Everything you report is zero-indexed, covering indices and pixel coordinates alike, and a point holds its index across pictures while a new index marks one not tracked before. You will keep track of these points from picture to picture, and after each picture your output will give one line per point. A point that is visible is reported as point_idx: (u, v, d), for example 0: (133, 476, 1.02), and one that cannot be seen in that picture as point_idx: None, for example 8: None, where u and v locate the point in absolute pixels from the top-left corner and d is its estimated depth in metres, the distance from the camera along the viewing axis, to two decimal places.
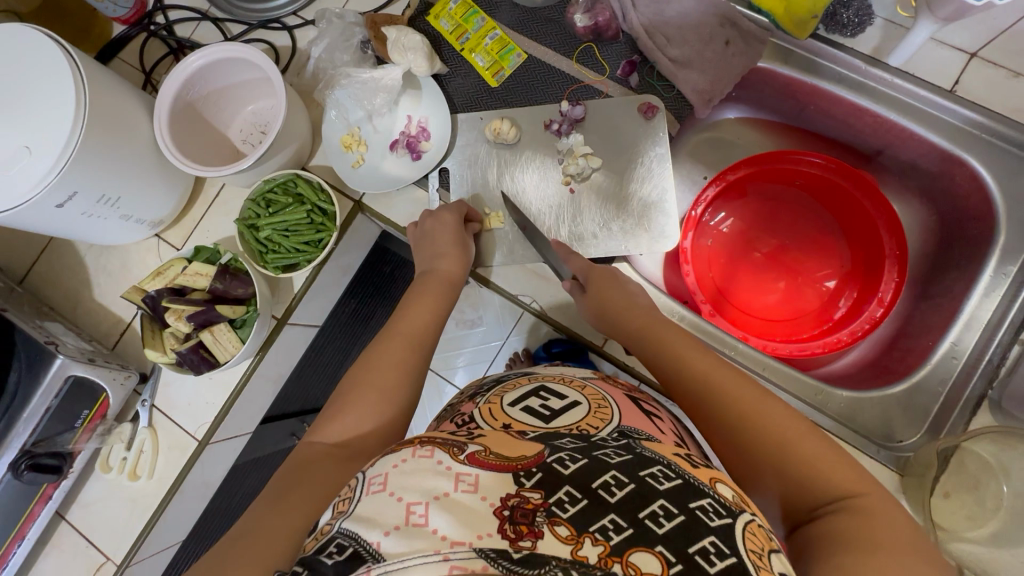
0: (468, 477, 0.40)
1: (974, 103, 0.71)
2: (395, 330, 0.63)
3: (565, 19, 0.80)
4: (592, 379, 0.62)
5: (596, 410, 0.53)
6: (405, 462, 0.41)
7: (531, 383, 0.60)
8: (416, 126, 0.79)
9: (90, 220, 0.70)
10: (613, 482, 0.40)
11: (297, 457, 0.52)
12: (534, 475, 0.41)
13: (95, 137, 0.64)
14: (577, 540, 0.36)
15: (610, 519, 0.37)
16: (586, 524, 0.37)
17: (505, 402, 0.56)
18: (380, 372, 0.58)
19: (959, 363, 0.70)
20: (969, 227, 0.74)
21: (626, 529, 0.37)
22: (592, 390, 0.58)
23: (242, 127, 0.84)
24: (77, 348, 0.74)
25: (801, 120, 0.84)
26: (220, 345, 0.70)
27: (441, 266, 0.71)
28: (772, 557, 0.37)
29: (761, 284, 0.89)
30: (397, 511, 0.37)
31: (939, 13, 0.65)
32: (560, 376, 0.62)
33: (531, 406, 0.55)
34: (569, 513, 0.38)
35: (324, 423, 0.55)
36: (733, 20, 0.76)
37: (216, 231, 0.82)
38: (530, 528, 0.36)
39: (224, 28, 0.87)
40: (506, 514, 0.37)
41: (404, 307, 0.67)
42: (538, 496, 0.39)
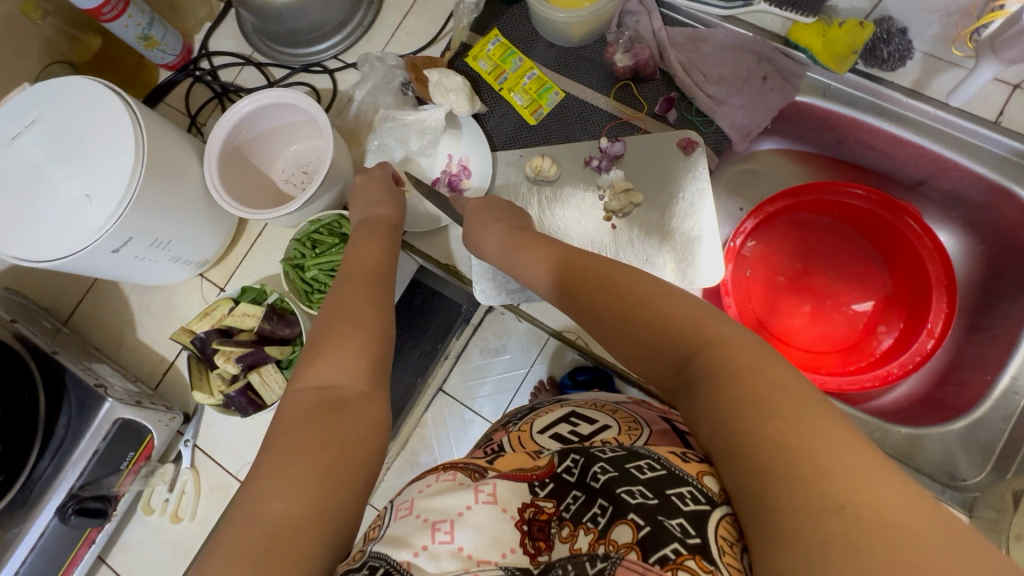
0: (486, 487, 0.42)
1: (1021, 134, 0.70)
2: (353, 273, 0.59)
3: (603, 58, 0.81)
4: (625, 403, 0.59)
5: (627, 430, 0.52)
6: (429, 486, 0.43)
7: (562, 409, 0.59)
8: (457, 164, 0.80)
9: (142, 264, 0.71)
10: (599, 471, 0.41)
11: (288, 415, 0.45)
12: (547, 484, 0.42)
13: (151, 184, 0.65)
14: (573, 534, 0.38)
15: (598, 504, 0.39)
16: (581, 514, 0.39)
17: (536, 431, 0.56)
18: (352, 313, 0.53)
19: (1021, 399, 0.68)
20: (1021, 257, 0.72)
21: (609, 509, 0.39)
22: (624, 413, 0.56)
23: (284, 166, 0.86)
24: (124, 390, 0.74)
25: (840, 151, 0.84)
26: (268, 387, 0.70)
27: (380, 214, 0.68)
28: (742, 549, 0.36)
29: (799, 314, 0.88)
30: (423, 530, 0.39)
31: (1001, 56, 0.63)
32: (592, 400, 0.60)
33: (561, 433, 0.54)
34: (571, 511, 0.40)
35: (302, 372, 0.49)
36: (771, 57, 0.77)
37: (259, 270, 0.83)
38: (546, 541, 0.39)
39: (267, 72, 0.90)
40: (525, 528, 0.40)
41: (350, 250, 0.63)
42: (550, 505, 0.41)
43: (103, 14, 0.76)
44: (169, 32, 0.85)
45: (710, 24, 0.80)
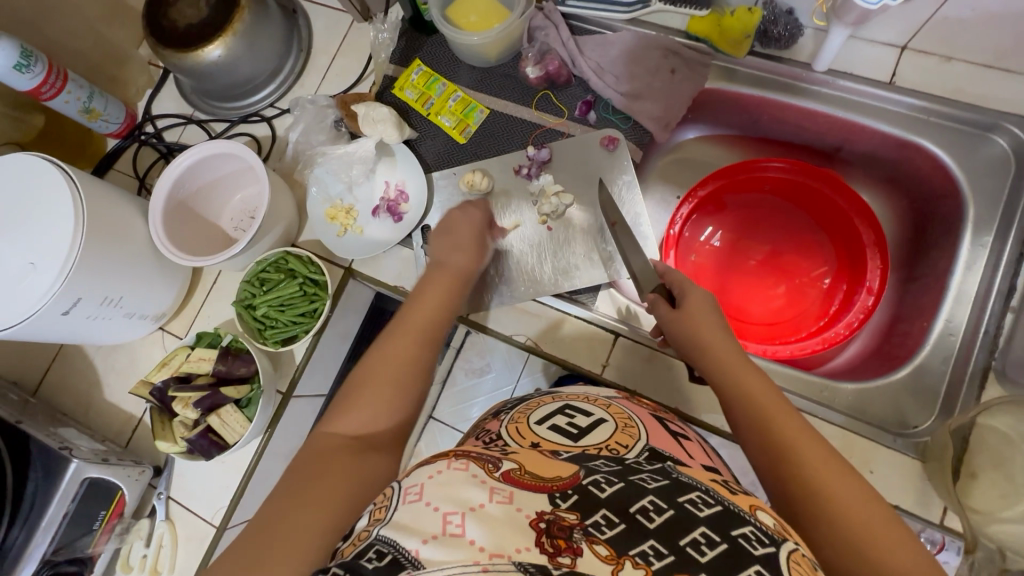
0: (503, 491, 0.41)
1: (916, 91, 0.74)
2: (409, 322, 0.62)
3: (519, 73, 0.86)
4: (617, 400, 0.65)
5: (624, 429, 0.56)
6: (440, 473, 0.43)
7: (557, 401, 0.63)
8: (394, 190, 0.83)
9: (96, 322, 0.73)
10: (651, 508, 0.40)
11: (312, 450, 0.51)
12: (569, 497, 0.42)
13: (93, 244, 0.68)
14: (618, 561, 0.36)
15: (650, 544, 0.37)
16: (627, 546, 0.37)
17: (532, 420, 0.58)
18: (394, 365, 0.57)
19: (956, 339, 0.69)
20: (940, 207, 0.76)
21: (667, 555, 0.36)
22: (617, 409, 0.61)
23: (232, 214, 0.89)
24: (91, 450, 0.75)
25: (758, 130, 0.87)
26: (228, 426, 0.71)
27: (456, 260, 0.71)
28: None
29: (764, 292, 0.90)
30: (435, 521, 0.38)
31: (846, 20, 0.66)
32: (584, 394, 0.65)
33: (559, 425, 0.57)
34: (608, 534, 0.38)
35: (339, 416, 0.54)
36: (676, 50, 0.81)
37: (216, 316, 0.85)
38: (568, 544, 0.36)
39: (208, 128, 0.94)
40: (542, 527, 0.38)
41: (415, 294, 0.66)
42: (573, 517, 0.39)
43: (43, 93, 0.80)
44: (110, 102, 0.90)
45: (616, 29, 0.84)
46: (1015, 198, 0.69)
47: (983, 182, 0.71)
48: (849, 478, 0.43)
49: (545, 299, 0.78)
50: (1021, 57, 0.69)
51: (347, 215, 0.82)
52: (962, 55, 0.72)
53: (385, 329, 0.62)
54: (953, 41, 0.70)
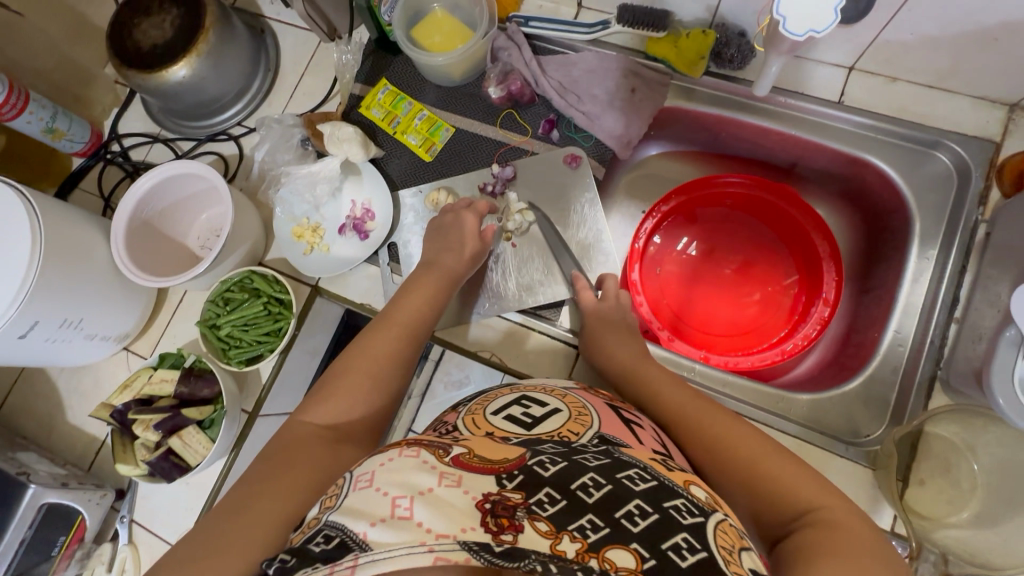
0: (451, 475, 0.42)
1: (863, 109, 0.77)
2: (391, 321, 0.67)
3: (483, 92, 0.87)
4: (574, 389, 0.65)
5: (577, 416, 0.56)
6: (391, 461, 0.44)
7: (513, 393, 0.63)
8: (361, 208, 0.84)
9: (54, 345, 0.72)
10: (590, 484, 0.43)
11: (290, 434, 0.57)
12: (515, 477, 0.43)
13: (51, 267, 0.68)
14: (556, 535, 0.38)
15: (587, 518, 0.39)
16: (566, 523, 0.39)
17: (488, 411, 0.58)
18: (370, 359, 0.62)
19: (905, 350, 0.72)
20: (889, 220, 0.79)
21: (603, 528, 0.39)
22: (573, 399, 0.61)
23: (199, 233, 0.89)
24: (50, 474, 0.74)
25: (718, 147, 0.89)
26: (189, 448, 0.70)
27: (446, 261, 0.75)
28: (742, 553, 0.40)
29: (738, 299, 0.90)
30: (385, 505, 0.39)
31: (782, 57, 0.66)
32: (543, 386, 0.66)
33: (514, 414, 0.57)
34: (549, 512, 0.40)
35: (315, 405, 0.59)
36: (635, 71, 0.83)
37: (181, 335, 0.84)
38: (510, 522, 0.38)
39: (174, 146, 0.94)
40: (488, 507, 0.39)
41: (398, 297, 0.71)
42: (517, 495, 0.41)
43: (4, 113, 0.80)
44: (75, 121, 0.89)
45: (578, 49, 0.86)
46: (958, 212, 0.72)
47: (928, 198, 0.74)
48: (804, 476, 0.49)
49: (510, 315, 0.79)
50: (959, 78, 0.72)
51: (315, 233, 0.83)
52: (905, 76, 0.75)
53: (369, 326, 0.67)
54: (895, 62, 0.73)
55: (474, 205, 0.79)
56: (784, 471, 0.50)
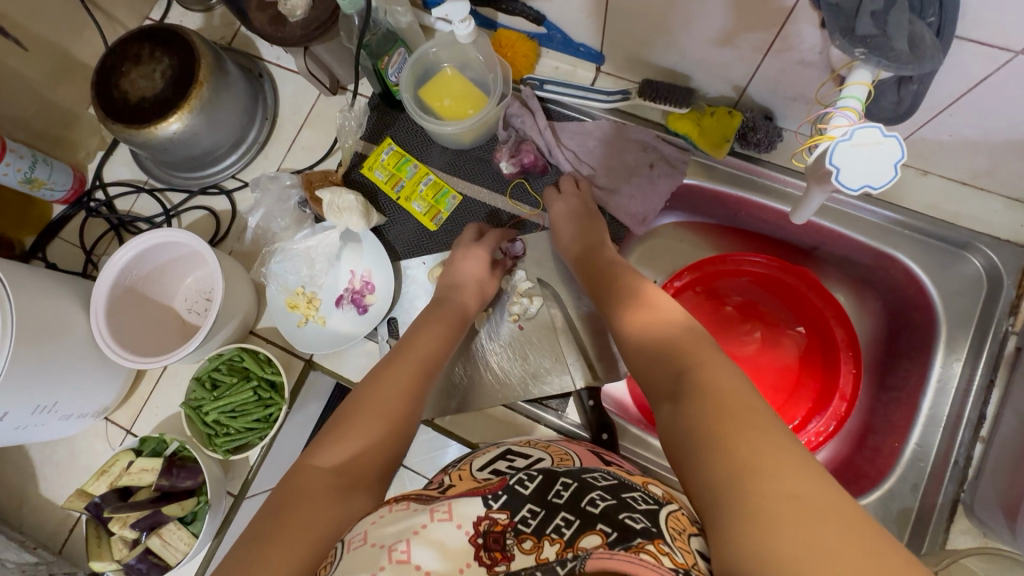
0: (442, 507, 0.43)
1: (893, 204, 0.73)
2: (406, 357, 0.59)
3: (494, 160, 0.83)
4: (559, 442, 0.63)
5: (559, 459, 0.55)
6: (383, 516, 0.43)
7: (499, 448, 0.59)
8: (360, 280, 0.79)
9: (25, 431, 0.67)
10: (562, 488, 0.45)
11: (294, 487, 0.46)
12: (499, 496, 0.44)
13: (25, 353, 0.63)
14: (539, 546, 0.39)
15: (561, 517, 0.41)
16: (543, 528, 0.41)
17: (475, 467, 0.54)
18: (384, 397, 0.54)
19: (926, 466, 0.69)
20: (911, 318, 0.75)
21: (576, 521, 0.41)
22: (557, 449, 0.60)
23: (185, 295, 0.84)
24: (19, 565, 0.69)
25: (736, 224, 0.85)
26: (170, 546, 0.66)
27: (457, 298, 0.70)
28: (692, 535, 0.40)
29: (738, 335, 0.87)
30: (380, 553, 0.40)
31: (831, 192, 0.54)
32: (527, 441, 0.63)
33: (499, 469, 0.53)
34: (533, 526, 0.41)
35: (324, 447, 0.49)
36: (655, 146, 0.79)
37: (164, 408, 0.80)
38: (503, 552, 0.39)
39: (163, 198, 0.89)
40: (480, 540, 0.40)
41: (414, 332, 0.64)
42: (504, 517, 0.42)
43: None
44: (55, 169, 0.84)
45: (595, 116, 0.82)
46: (989, 318, 0.69)
47: (956, 303, 0.71)
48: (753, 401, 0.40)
49: (513, 404, 0.75)
50: (995, 179, 0.69)
51: (310, 306, 0.78)
52: (939, 171, 0.71)
53: (382, 360, 0.60)
54: (930, 158, 0.70)
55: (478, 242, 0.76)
56: (723, 375, 0.44)
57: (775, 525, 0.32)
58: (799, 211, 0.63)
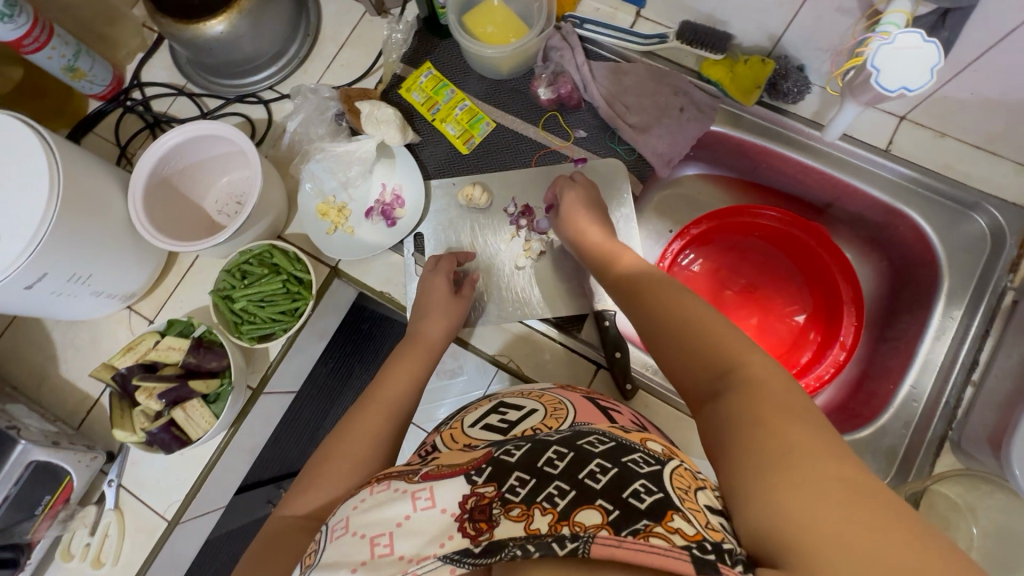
0: (424, 493, 0.39)
1: (909, 160, 0.76)
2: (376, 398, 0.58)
3: (530, 91, 0.85)
4: (552, 389, 0.59)
5: (554, 412, 0.51)
6: (365, 501, 0.41)
7: (492, 402, 0.58)
8: (391, 194, 0.81)
9: (58, 299, 0.69)
10: (554, 455, 0.40)
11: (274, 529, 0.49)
12: (484, 471, 0.40)
13: (68, 219, 0.65)
14: (528, 514, 0.35)
15: (554, 485, 0.37)
16: (534, 496, 0.36)
17: (466, 425, 0.54)
18: (352, 440, 0.53)
19: (918, 406, 0.73)
20: (917, 273, 0.79)
21: (570, 492, 0.36)
22: (550, 397, 0.56)
23: (217, 197, 0.85)
24: (40, 431, 0.71)
25: (755, 176, 0.89)
26: (192, 422, 0.69)
27: (427, 331, 0.68)
28: (697, 492, 0.38)
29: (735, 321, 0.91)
30: (362, 547, 0.37)
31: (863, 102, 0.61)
32: (521, 391, 0.60)
33: (491, 423, 0.52)
34: (521, 494, 0.36)
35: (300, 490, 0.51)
36: (686, 90, 0.82)
37: (189, 302, 0.82)
38: (488, 521, 0.35)
39: (200, 103, 0.90)
40: (465, 515, 0.36)
41: (383, 372, 0.62)
42: (491, 489, 0.38)
43: (25, 46, 0.74)
44: (97, 63, 0.85)
45: (631, 59, 0.85)
46: (988, 276, 0.73)
47: (960, 259, 0.75)
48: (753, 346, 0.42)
49: (531, 321, 0.78)
50: (1008, 143, 0.71)
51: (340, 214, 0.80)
52: (955, 133, 0.74)
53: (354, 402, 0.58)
54: (948, 119, 0.72)
55: (440, 264, 0.75)
56: (766, 371, 0.40)
57: (814, 510, 0.30)
58: (829, 127, 0.70)
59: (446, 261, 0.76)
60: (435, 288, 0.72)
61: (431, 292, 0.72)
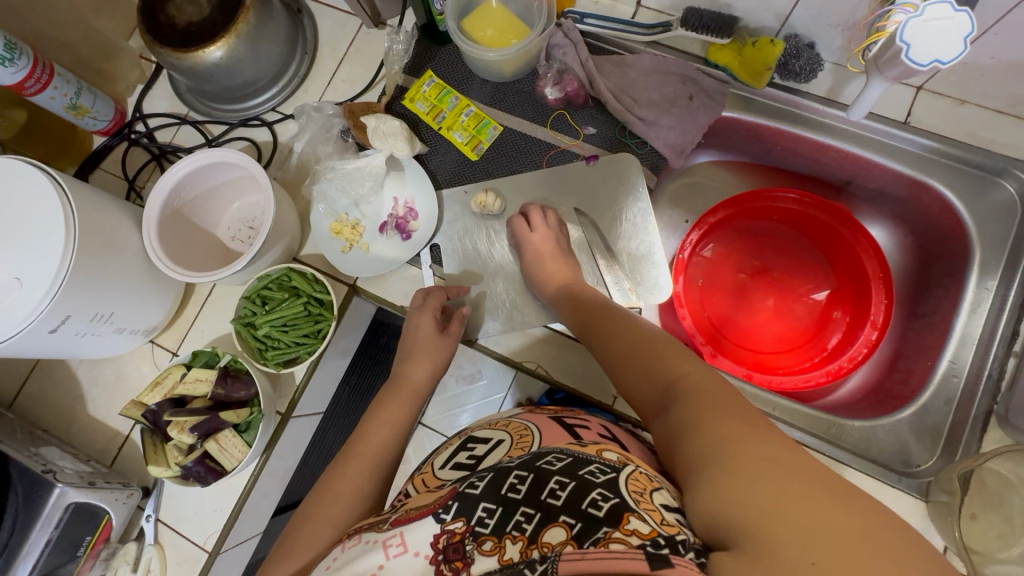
0: (394, 540, 0.39)
1: (930, 131, 0.74)
2: (361, 452, 0.57)
3: (536, 91, 0.84)
4: (519, 414, 0.58)
5: (518, 441, 0.49)
6: (338, 559, 0.42)
7: (460, 439, 0.56)
8: (403, 207, 0.81)
9: (82, 340, 0.69)
10: (517, 480, 0.40)
11: None
12: (451, 506, 0.40)
13: (85, 260, 0.64)
14: (500, 546, 0.36)
15: (521, 512, 0.37)
16: (504, 526, 0.37)
17: (436, 467, 0.53)
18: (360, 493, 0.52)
19: (959, 381, 0.72)
20: (945, 246, 0.77)
21: (535, 515, 0.37)
22: (517, 423, 0.54)
23: (229, 224, 0.85)
24: (76, 473, 0.71)
25: (771, 160, 0.87)
26: (226, 452, 0.68)
27: (411, 373, 0.68)
28: (654, 493, 0.37)
29: (754, 309, 0.89)
30: None
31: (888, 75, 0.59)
32: (489, 421, 0.59)
33: (459, 461, 0.51)
34: (491, 526, 0.37)
35: (276, 559, 0.50)
36: (694, 77, 0.80)
37: (211, 331, 0.81)
38: (464, 560, 0.36)
39: (204, 130, 0.90)
40: (440, 557, 0.37)
41: (364, 422, 0.61)
42: (460, 524, 0.38)
43: (27, 89, 0.74)
44: (99, 98, 0.84)
45: (635, 50, 0.83)
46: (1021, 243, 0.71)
47: (990, 228, 0.73)
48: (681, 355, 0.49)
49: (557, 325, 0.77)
50: None
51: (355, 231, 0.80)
52: (976, 100, 0.72)
53: (336, 458, 0.58)
54: (969, 86, 0.71)
55: (428, 301, 0.74)
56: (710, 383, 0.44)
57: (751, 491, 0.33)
58: (856, 105, 0.69)
59: (434, 296, 0.75)
60: (420, 326, 0.71)
61: (419, 330, 0.71)
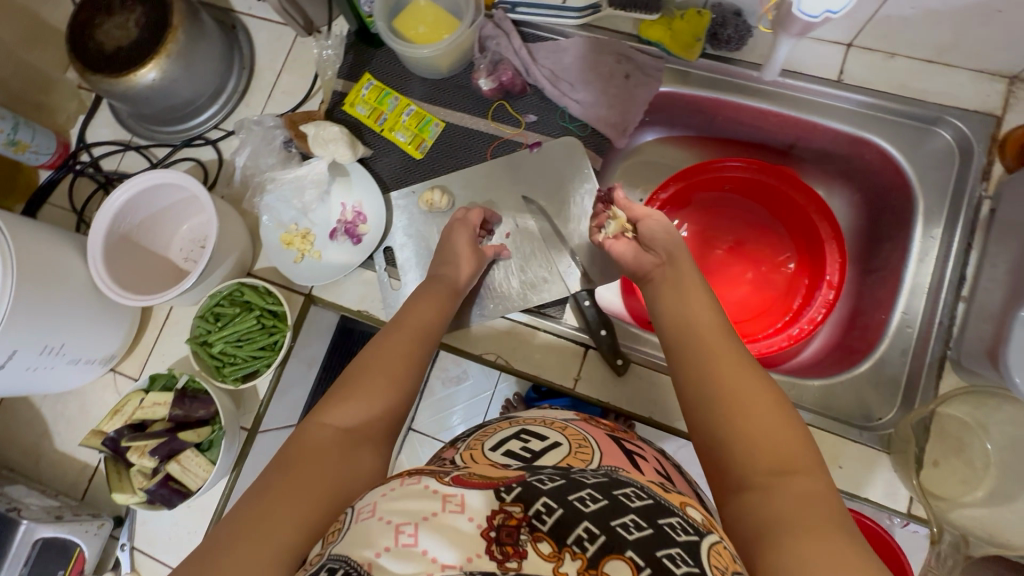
0: (456, 496, 0.37)
1: (862, 87, 0.75)
2: (406, 325, 0.59)
3: (473, 84, 0.84)
4: (576, 420, 0.51)
5: (578, 451, 0.44)
6: (393, 490, 0.38)
7: (512, 426, 0.49)
8: (351, 211, 0.81)
9: (34, 374, 0.68)
10: (587, 496, 0.37)
11: (306, 436, 0.46)
12: (514, 488, 0.37)
13: (27, 292, 0.64)
14: (558, 556, 0.34)
15: (584, 527, 0.35)
16: (564, 536, 0.35)
17: (487, 447, 0.46)
18: None
19: (913, 331, 0.72)
20: (891, 199, 0.77)
21: (600, 537, 0.35)
22: (574, 430, 0.48)
23: (181, 245, 0.84)
24: (42, 508, 0.70)
25: (715, 131, 0.87)
26: (189, 472, 0.68)
27: (452, 272, 0.70)
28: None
29: (723, 279, 0.90)
30: (387, 532, 0.35)
31: (791, 32, 0.61)
32: (541, 418, 0.51)
33: (511, 451, 0.45)
34: (549, 526, 0.35)
35: (331, 404, 0.49)
36: (628, 55, 0.80)
37: (171, 354, 0.81)
38: (515, 547, 0.35)
39: (148, 154, 0.89)
40: (492, 534, 0.35)
41: (405, 307, 0.63)
42: (519, 509, 0.36)
43: None
44: (38, 132, 0.83)
45: (568, 34, 0.83)
46: (962, 188, 0.72)
47: (932, 176, 0.73)
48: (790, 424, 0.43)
49: (514, 316, 0.77)
50: (958, 53, 0.70)
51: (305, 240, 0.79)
52: (904, 52, 0.73)
53: (384, 327, 0.59)
54: (895, 38, 0.71)
55: (469, 219, 0.75)
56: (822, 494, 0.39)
57: None
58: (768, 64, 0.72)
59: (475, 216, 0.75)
60: (458, 236, 0.73)
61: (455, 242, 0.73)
